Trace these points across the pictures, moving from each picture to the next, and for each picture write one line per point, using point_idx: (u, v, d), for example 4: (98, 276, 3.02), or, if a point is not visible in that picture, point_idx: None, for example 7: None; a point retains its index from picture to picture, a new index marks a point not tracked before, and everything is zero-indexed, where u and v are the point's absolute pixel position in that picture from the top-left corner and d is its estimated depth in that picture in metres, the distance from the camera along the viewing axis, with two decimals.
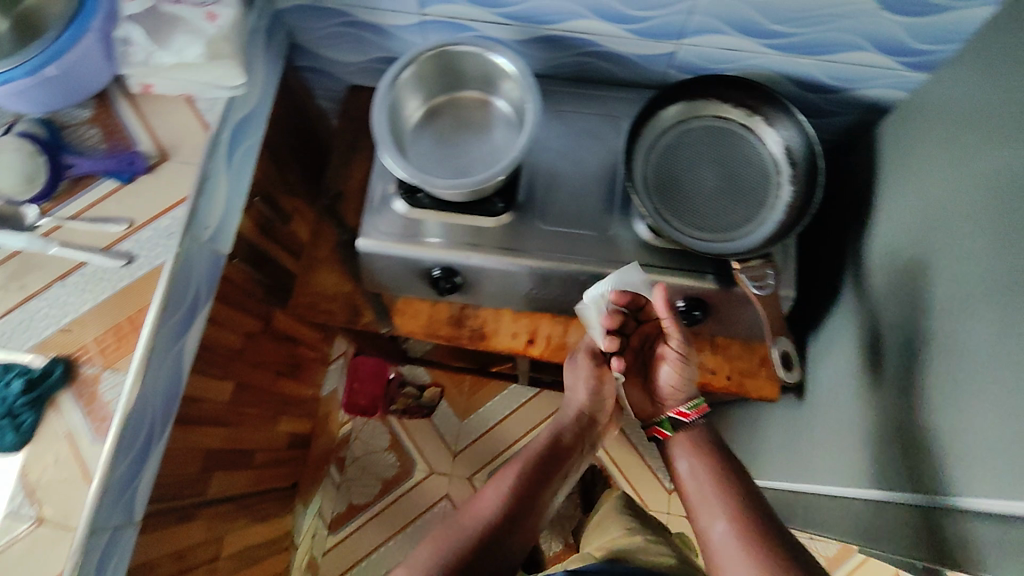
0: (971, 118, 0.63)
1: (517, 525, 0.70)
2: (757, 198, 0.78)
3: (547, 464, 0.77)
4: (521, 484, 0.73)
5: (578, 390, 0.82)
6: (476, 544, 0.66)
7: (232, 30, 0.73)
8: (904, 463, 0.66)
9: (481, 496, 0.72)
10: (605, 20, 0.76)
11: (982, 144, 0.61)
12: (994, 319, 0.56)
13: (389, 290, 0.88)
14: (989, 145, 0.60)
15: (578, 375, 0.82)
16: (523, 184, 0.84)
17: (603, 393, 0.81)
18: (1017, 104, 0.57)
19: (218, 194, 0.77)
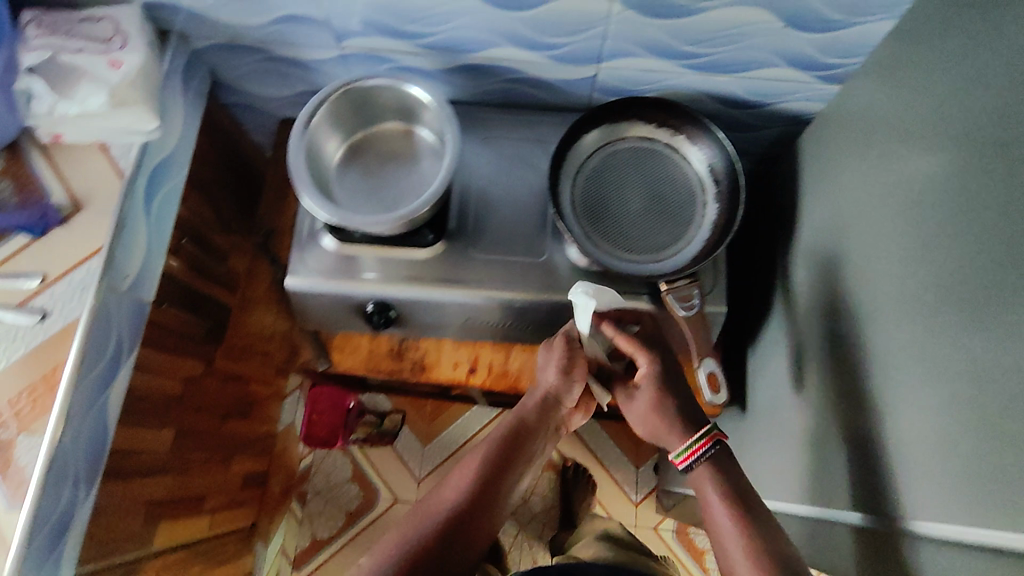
0: (883, 133, 0.64)
1: (472, 533, 0.62)
2: (685, 218, 0.79)
3: (501, 476, 0.66)
4: (478, 485, 0.64)
5: (548, 373, 0.72)
6: (436, 538, 0.60)
7: (138, 76, 0.71)
8: (837, 477, 0.67)
9: (445, 485, 0.66)
10: (522, 48, 0.76)
11: (895, 158, 0.62)
12: (909, 335, 0.57)
13: (326, 327, 0.86)
14: (900, 160, 0.61)
15: (550, 359, 0.73)
16: (454, 212, 0.83)
17: (574, 377, 0.72)
18: (924, 120, 0.58)
19: (137, 241, 0.75)
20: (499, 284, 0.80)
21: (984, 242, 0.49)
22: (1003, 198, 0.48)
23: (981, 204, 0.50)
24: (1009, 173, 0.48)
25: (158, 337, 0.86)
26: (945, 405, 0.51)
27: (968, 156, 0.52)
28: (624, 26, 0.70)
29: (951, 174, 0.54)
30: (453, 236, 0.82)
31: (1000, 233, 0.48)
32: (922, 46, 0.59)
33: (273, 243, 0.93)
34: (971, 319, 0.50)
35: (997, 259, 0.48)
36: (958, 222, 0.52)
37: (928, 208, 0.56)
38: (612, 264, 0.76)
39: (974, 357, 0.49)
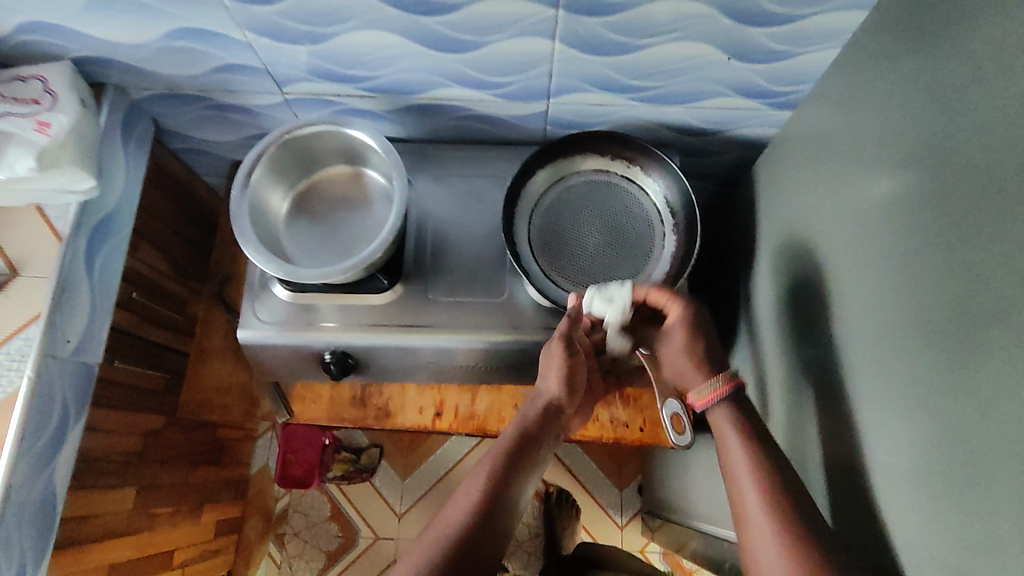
0: (830, 163, 0.64)
1: (489, 552, 0.58)
2: (643, 250, 0.78)
3: (507, 485, 0.62)
4: (487, 500, 0.60)
5: (550, 379, 0.70)
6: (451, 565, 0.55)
7: (70, 136, 0.69)
8: None
9: (449, 507, 0.61)
10: (469, 87, 0.75)
11: (841, 189, 0.61)
12: (864, 368, 0.55)
13: (285, 377, 0.84)
14: (847, 192, 0.60)
15: (550, 363, 0.70)
16: (410, 254, 0.82)
17: (577, 381, 0.70)
18: (866, 152, 0.57)
19: (79, 303, 0.73)
20: (459, 324, 0.78)
21: (933, 277, 0.48)
22: (948, 232, 0.47)
23: (927, 237, 0.49)
24: (952, 207, 0.47)
25: (116, 396, 0.83)
26: (904, 444, 0.50)
27: (912, 187, 0.51)
28: (566, 64, 0.69)
29: (898, 204, 0.52)
30: (408, 277, 0.80)
31: (947, 268, 0.47)
32: (861, 78, 0.59)
33: (228, 291, 0.91)
34: (924, 356, 0.48)
35: (945, 294, 0.47)
36: (905, 254, 0.51)
37: (877, 238, 0.55)
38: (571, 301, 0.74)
39: (930, 395, 0.47)
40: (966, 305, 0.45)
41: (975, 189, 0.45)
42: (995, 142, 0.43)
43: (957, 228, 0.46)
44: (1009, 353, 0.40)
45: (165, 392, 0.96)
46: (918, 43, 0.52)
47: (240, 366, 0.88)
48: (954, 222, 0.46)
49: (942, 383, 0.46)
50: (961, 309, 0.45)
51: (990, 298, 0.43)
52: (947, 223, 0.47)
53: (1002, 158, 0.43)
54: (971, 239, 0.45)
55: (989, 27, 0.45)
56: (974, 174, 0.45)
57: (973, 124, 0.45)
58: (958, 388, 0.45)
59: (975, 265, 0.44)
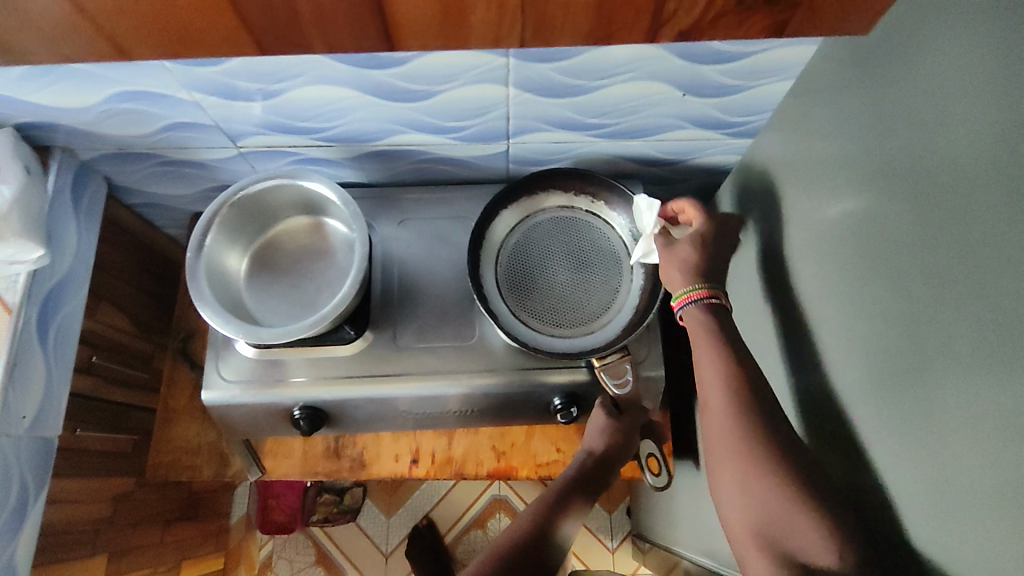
0: (787, 194, 0.64)
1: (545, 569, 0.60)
2: (613, 285, 0.77)
3: (560, 522, 0.66)
4: (541, 528, 0.64)
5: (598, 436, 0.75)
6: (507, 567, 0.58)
7: (14, 206, 0.67)
8: None
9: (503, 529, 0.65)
10: (426, 132, 0.74)
11: (798, 222, 0.61)
12: (832, 403, 0.54)
13: (255, 434, 0.81)
14: (803, 225, 0.60)
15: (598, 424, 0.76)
16: (377, 302, 0.79)
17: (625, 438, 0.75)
18: (818, 186, 0.57)
19: (33, 376, 0.71)
20: (432, 369, 0.75)
21: (890, 312, 0.47)
22: (900, 266, 0.46)
23: (882, 270, 0.48)
24: (901, 240, 0.46)
25: (83, 463, 0.81)
26: (870, 483, 0.49)
27: (866, 219, 0.50)
28: (521, 106, 0.69)
29: (854, 236, 0.52)
30: (376, 322, 0.78)
31: (902, 304, 0.46)
32: (814, 111, 0.59)
33: (191, 347, 0.88)
34: (886, 393, 0.47)
35: (902, 330, 0.46)
36: (863, 288, 0.51)
37: (835, 270, 0.54)
38: (542, 343, 0.73)
39: (893, 433, 0.46)
40: (922, 342, 0.44)
41: (920, 223, 0.44)
42: (935, 177, 0.43)
43: (908, 262, 0.45)
44: (965, 393, 0.40)
45: (134, 453, 0.93)
46: (862, 77, 0.52)
47: (207, 423, 0.86)
48: (904, 256, 0.46)
49: (904, 421, 0.45)
50: (917, 345, 0.44)
51: (942, 335, 0.42)
52: (898, 257, 0.46)
53: (943, 192, 0.42)
54: (921, 274, 0.44)
55: (925, 63, 0.45)
56: (919, 207, 0.44)
57: (914, 158, 0.45)
58: (919, 427, 0.44)
59: (927, 301, 0.43)
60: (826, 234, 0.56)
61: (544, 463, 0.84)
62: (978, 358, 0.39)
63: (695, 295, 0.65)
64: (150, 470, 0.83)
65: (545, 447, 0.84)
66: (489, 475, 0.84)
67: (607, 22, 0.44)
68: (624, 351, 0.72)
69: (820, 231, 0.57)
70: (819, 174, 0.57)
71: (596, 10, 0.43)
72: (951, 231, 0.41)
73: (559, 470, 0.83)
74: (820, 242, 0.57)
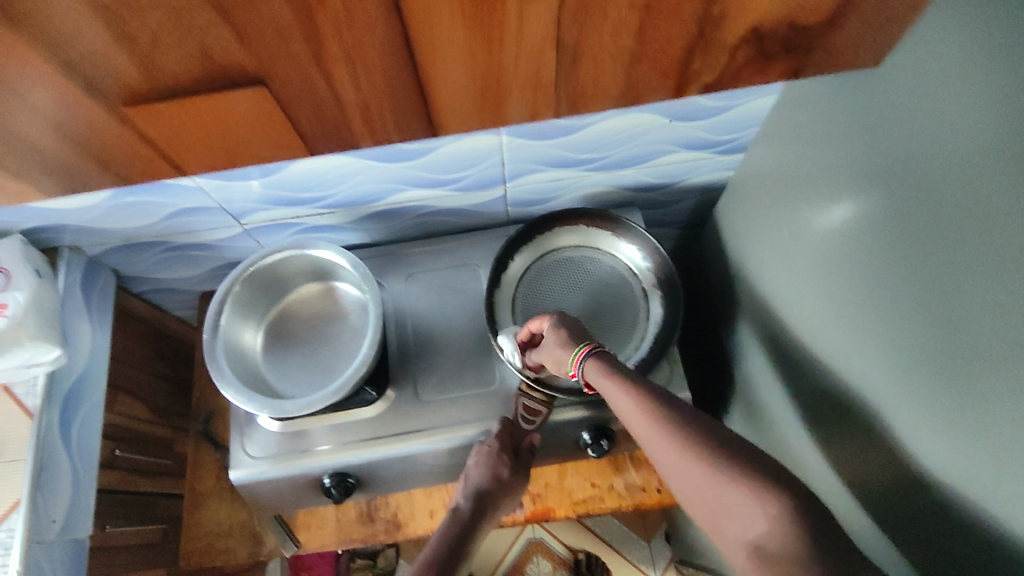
0: (779, 198, 0.65)
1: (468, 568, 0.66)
2: (629, 316, 0.77)
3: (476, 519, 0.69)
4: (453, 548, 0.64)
5: (477, 476, 0.71)
6: (445, 548, 0.65)
7: (29, 310, 0.67)
8: None
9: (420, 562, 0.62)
10: (424, 187, 0.76)
11: (793, 226, 0.62)
12: (849, 401, 0.54)
13: (285, 508, 0.80)
14: (798, 229, 0.61)
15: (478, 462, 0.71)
16: (394, 358, 0.79)
17: (511, 478, 0.71)
18: (808, 186, 0.59)
19: (60, 480, 0.70)
20: (456, 419, 0.74)
21: (895, 306, 0.48)
22: (899, 260, 0.47)
23: (881, 264, 0.49)
24: (902, 237, 0.46)
25: (115, 559, 0.79)
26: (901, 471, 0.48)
27: (863, 217, 0.51)
28: (516, 151, 0.71)
29: (854, 234, 0.52)
30: (396, 380, 0.78)
31: (907, 297, 0.46)
32: (793, 119, 0.61)
33: (213, 427, 0.87)
34: (901, 383, 0.47)
35: (910, 323, 0.46)
36: (871, 284, 0.50)
37: (840, 269, 0.54)
38: (562, 380, 0.73)
39: (915, 424, 0.46)
40: (930, 331, 0.44)
41: (913, 219, 0.45)
42: (920, 175, 0.44)
43: (908, 255, 0.46)
44: (987, 373, 0.39)
45: (166, 542, 0.91)
46: (835, 87, 0.53)
47: (237, 504, 0.84)
48: (904, 250, 0.46)
49: (923, 411, 0.45)
50: (930, 333, 0.44)
51: (951, 326, 0.42)
52: (896, 253, 0.47)
53: (931, 187, 0.43)
54: (919, 265, 0.45)
55: (893, 63, 0.46)
56: (913, 202, 0.45)
57: (901, 156, 0.46)
58: (941, 415, 0.43)
59: (930, 293, 0.44)
60: (824, 236, 0.57)
61: (581, 501, 0.83)
62: (991, 342, 0.39)
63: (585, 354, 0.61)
64: (182, 559, 0.81)
65: (580, 484, 0.83)
66: (528, 519, 0.83)
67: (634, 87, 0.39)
68: (549, 400, 0.73)
69: (819, 232, 0.58)
70: (810, 174, 0.58)
71: (625, 83, 0.39)
72: (948, 224, 0.42)
73: (596, 506, 0.82)
74: (819, 244, 0.58)
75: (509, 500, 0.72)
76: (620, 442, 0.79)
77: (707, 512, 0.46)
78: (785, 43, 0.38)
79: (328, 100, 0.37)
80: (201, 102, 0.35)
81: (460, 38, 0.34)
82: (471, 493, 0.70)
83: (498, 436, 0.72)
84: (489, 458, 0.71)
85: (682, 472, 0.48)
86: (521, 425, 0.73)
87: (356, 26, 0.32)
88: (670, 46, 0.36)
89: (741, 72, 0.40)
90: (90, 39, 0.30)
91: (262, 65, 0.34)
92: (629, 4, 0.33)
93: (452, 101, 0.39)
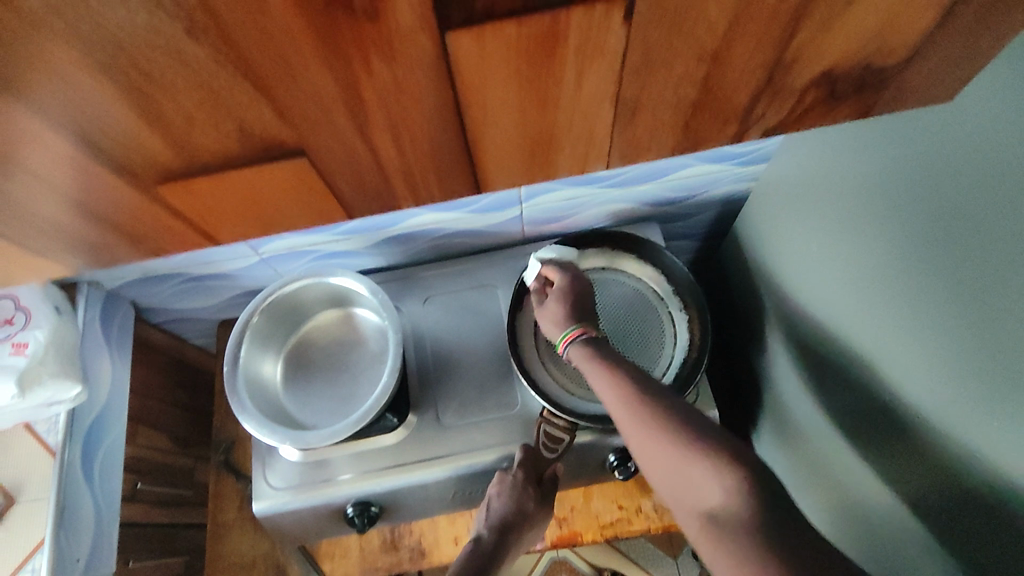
0: (804, 209, 0.63)
1: None
2: (654, 341, 0.75)
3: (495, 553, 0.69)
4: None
5: (497, 507, 0.70)
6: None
7: (48, 349, 0.67)
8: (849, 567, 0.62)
9: None
10: (441, 210, 0.75)
11: (820, 238, 0.60)
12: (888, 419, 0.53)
13: (309, 539, 0.80)
14: (825, 242, 0.60)
15: (500, 493, 0.71)
16: (415, 381, 0.78)
17: (530, 509, 0.70)
18: (834, 198, 0.57)
19: (82, 517, 0.69)
20: (479, 444, 0.73)
21: (934, 324, 0.46)
22: (938, 279, 0.45)
23: (917, 280, 0.48)
24: (937, 251, 0.45)
25: None
26: (949, 491, 0.47)
27: (897, 231, 0.49)
28: None
29: (886, 245, 0.51)
30: (417, 405, 0.76)
31: (948, 315, 0.45)
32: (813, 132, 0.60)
33: (235, 457, 0.87)
34: (945, 402, 0.46)
35: (953, 341, 0.45)
36: (908, 300, 0.49)
37: (875, 283, 0.53)
38: (585, 406, 0.72)
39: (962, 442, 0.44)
40: (974, 349, 0.43)
41: (951, 231, 0.44)
42: (959, 185, 0.43)
43: (947, 271, 0.45)
44: None
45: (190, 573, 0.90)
46: None
47: (260, 534, 0.83)
48: (943, 267, 0.45)
49: (972, 429, 0.44)
50: (977, 351, 0.42)
51: (998, 344, 0.41)
52: (933, 267, 0.46)
53: (972, 202, 0.42)
54: (958, 280, 0.44)
55: None
56: (954, 214, 0.44)
57: (934, 171, 0.45)
58: (989, 434, 0.42)
59: (975, 307, 0.42)
60: (855, 250, 0.55)
61: (609, 524, 0.81)
62: None
63: (576, 334, 0.63)
64: None
65: (608, 506, 0.82)
66: (555, 545, 0.81)
67: (692, 136, 0.37)
68: (573, 426, 0.71)
69: (848, 245, 0.56)
70: (837, 187, 0.57)
71: (685, 132, 0.37)
72: (992, 234, 0.41)
73: (625, 528, 0.80)
74: (851, 258, 0.56)
75: (531, 531, 0.72)
76: None
77: (665, 475, 0.50)
78: (859, 82, 0.35)
79: (370, 166, 0.36)
80: (237, 174, 0.34)
81: (512, 98, 0.32)
82: (495, 523, 0.70)
83: (522, 466, 0.71)
84: (513, 491, 0.70)
85: (650, 445, 0.51)
86: (545, 453, 0.71)
87: (403, 94, 0.31)
88: (737, 94, 0.35)
89: (804, 116, 0.37)
90: (120, 121, 0.30)
91: (301, 138, 0.33)
92: (697, 57, 0.31)
93: (498, 159, 0.37)
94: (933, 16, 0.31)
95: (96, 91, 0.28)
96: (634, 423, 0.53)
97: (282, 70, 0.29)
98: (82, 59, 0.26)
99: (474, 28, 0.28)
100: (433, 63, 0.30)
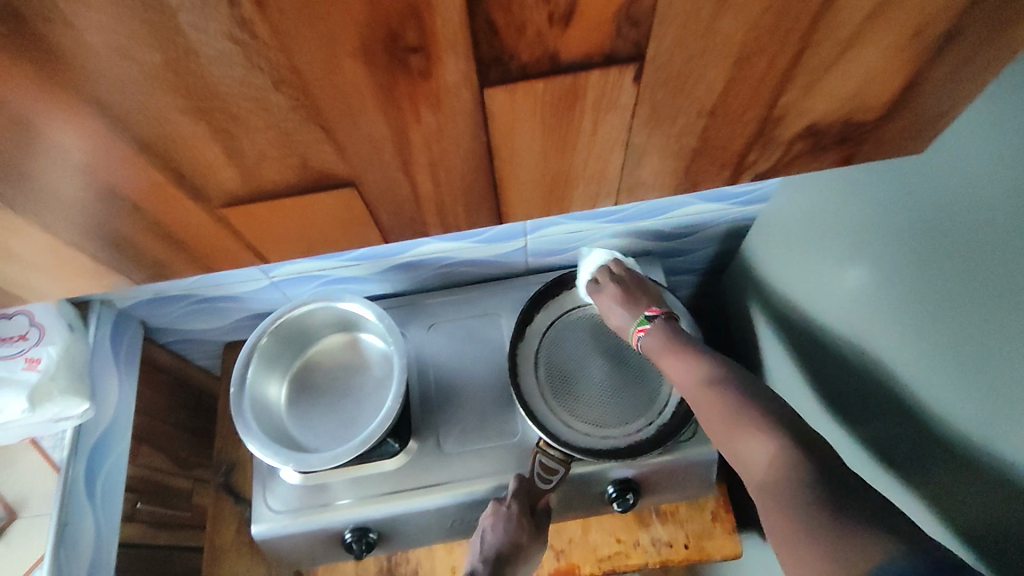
0: (802, 248, 0.65)
1: None
2: (651, 378, 0.77)
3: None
4: None
5: (491, 537, 0.71)
6: None
7: (60, 366, 0.68)
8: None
9: None
10: (447, 241, 0.78)
11: (816, 278, 0.63)
12: (908, 460, 0.53)
13: (305, 565, 0.80)
14: (822, 282, 0.62)
15: (494, 523, 0.71)
16: (416, 406, 0.79)
17: (523, 542, 0.71)
18: (830, 238, 0.60)
19: (83, 534, 0.69)
20: (478, 472, 0.74)
21: (941, 365, 0.47)
22: (938, 322, 0.47)
23: (922, 320, 0.49)
24: (942, 291, 0.47)
25: None
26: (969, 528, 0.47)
27: (897, 271, 0.51)
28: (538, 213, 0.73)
29: (886, 278, 0.53)
30: (418, 431, 0.77)
31: (950, 354, 0.46)
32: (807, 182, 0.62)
33: (234, 479, 0.87)
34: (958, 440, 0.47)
35: (959, 381, 0.46)
36: (912, 339, 0.50)
37: (876, 324, 0.54)
38: (580, 439, 0.73)
39: (982, 480, 0.45)
40: (985, 393, 0.44)
41: (952, 275, 0.45)
42: (959, 230, 0.44)
43: (947, 314, 0.46)
44: None
45: None
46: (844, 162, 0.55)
47: (258, 557, 0.83)
48: (944, 307, 0.47)
49: (978, 466, 0.45)
50: (989, 389, 0.43)
51: (1008, 386, 0.42)
52: (938, 308, 0.47)
53: (973, 248, 0.43)
54: (961, 320, 0.45)
55: None
56: (955, 257, 0.45)
57: (937, 214, 0.46)
58: (1000, 475, 0.43)
59: (983, 349, 0.43)
60: (851, 291, 0.57)
61: (607, 557, 0.81)
62: None
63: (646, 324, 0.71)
64: None
65: (605, 539, 0.82)
66: None
67: (693, 176, 0.39)
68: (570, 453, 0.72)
69: (846, 287, 0.58)
70: (834, 231, 0.59)
71: (687, 172, 0.39)
72: (994, 277, 0.42)
73: (623, 562, 0.80)
74: (849, 297, 0.58)
75: (523, 562, 0.73)
76: (646, 495, 0.78)
77: (722, 434, 0.58)
78: (840, 134, 0.37)
79: (408, 198, 0.38)
80: (286, 202, 0.37)
81: (537, 143, 0.35)
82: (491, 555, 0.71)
83: (517, 498, 0.71)
84: (510, 523, 0.70)
85: (707, 401, 0.60)
86: (539, 483, 0.72)
87: (444, 140, 0.33)
88: (734, 142, 0.37)
89: (794, 162, 0.40)
90: (178, 161, 0.32)
91: (353, 173, 0.35)
92: (697, 112, 0.34)
93: (529, 195, 0.39)
94: (903, 81, 0.33)
95: (165, 134, 0.31)
96: (696, 388, 0.62)
97: (344, 116, 0.31)
98: (155, 106, 0.29)
99: (507, 85, 0.31)
100: (471, 112, 0.32)
